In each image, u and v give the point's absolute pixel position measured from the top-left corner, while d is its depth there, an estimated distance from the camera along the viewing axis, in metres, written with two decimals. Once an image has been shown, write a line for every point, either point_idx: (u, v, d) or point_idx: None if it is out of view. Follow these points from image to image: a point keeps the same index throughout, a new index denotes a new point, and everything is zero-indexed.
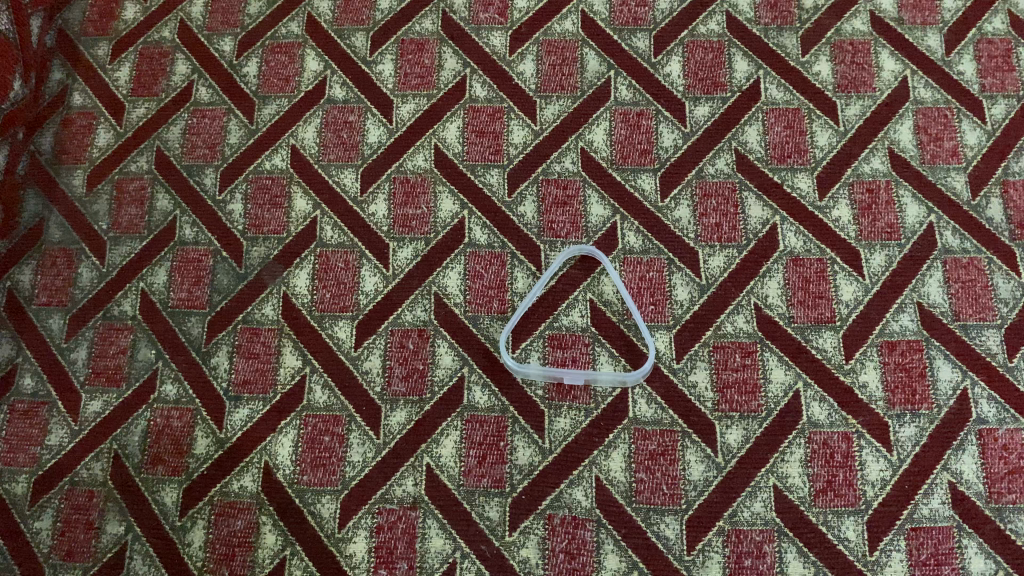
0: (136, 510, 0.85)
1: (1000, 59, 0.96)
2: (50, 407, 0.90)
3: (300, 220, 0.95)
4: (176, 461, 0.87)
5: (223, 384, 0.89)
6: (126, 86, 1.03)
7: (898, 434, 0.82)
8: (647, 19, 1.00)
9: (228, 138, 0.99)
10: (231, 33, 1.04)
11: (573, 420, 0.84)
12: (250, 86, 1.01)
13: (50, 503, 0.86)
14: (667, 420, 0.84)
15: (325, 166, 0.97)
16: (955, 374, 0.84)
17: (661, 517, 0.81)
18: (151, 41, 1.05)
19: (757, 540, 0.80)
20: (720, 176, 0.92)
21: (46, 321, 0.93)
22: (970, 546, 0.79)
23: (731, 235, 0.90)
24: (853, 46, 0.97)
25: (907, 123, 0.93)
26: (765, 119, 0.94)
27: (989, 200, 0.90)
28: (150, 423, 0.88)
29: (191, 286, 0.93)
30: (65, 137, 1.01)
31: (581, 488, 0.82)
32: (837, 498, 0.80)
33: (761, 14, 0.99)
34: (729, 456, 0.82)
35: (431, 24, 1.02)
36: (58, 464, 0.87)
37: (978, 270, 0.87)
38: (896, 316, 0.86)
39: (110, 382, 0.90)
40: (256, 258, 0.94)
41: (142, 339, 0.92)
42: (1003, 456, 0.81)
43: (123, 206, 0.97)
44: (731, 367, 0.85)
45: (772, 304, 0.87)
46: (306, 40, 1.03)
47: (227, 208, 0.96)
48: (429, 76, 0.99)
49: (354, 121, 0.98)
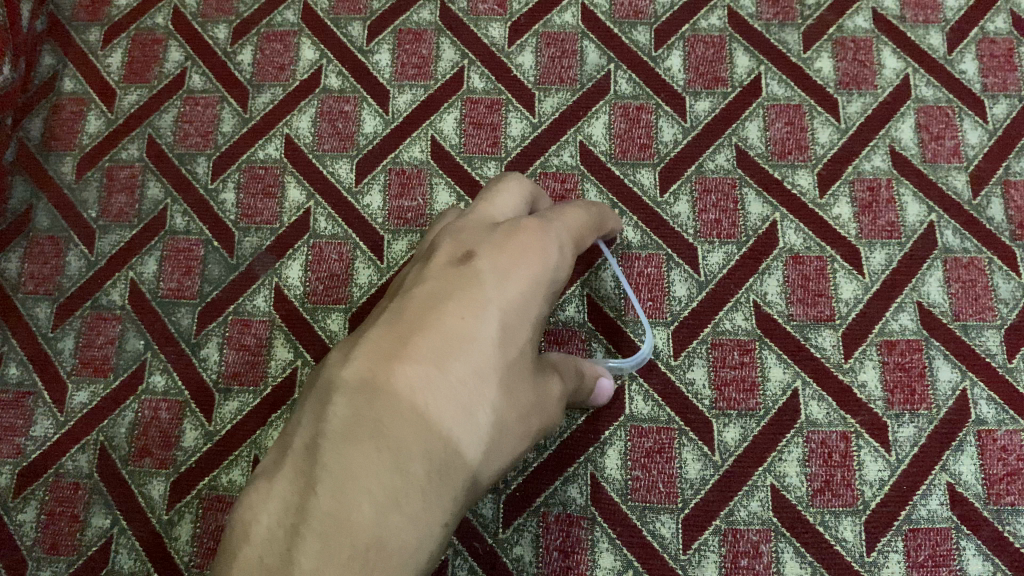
0: (122, 502, 0.84)
1: (1002, 58, 0.94)
2: (36, 397, 0.89)
3: (293, 211, 0.93)
4: (164, 454, 0.86)
5: (213, 376, 0.88)
6: (118, 72, 1.01)
7: (897, 434, 0.82)
8: (648, 12, 0.98)
9: (221, 127, 0.98)
10: (226, 20, 1.02)
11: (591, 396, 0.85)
12: (244, 74, 0.99)
13: (33, 494, 0.85)
14: (663, 417, 0.83)
15: (320, 156, 0.95)
16: (954, 375, 0.83)
17: (657, 515, 0.80)
18: (144, 28, 1.03)
19: (753, 539, 0.79)
20: (719, 172, 0.91)
21: (33, 310, 0.92)
22: (968, 547, 0.79)
23: (730, 231, 0.88)
24: (856, 43, 0.96)
25: (908, 121, 0.92)
26: (766, 115, 0.93)
27: (990, 200, 0.89)
28: (138, 414, 0.87)
29: (181, 276, 0.92)
30: (54, 123, 0.99)
31: (576, 485, 0.82)
32: (835, 498, 0.80)
33: (764, 9, 0.97)
34: (726, 455, 0.81)
35: (429, 14, 1.00)
36: (43, 455, 0.87)
37: (979, 271, 0.86)
38: (895, 315, 0.85)
39: (98, 372, 0.89)
40: (248, 249, 0.92)
41: (131, 329, 0.90)
42: (1002, 458, 0.81)
43: (114, 194, 0.96)
44: (729, 365, 0.84)
45: (771, 302, 0.86)
46: (302, 28, 1.01)
47: (219, 197, 0.95)
48: (426, 67, 0.98)
49: (350, 111, 0.97)
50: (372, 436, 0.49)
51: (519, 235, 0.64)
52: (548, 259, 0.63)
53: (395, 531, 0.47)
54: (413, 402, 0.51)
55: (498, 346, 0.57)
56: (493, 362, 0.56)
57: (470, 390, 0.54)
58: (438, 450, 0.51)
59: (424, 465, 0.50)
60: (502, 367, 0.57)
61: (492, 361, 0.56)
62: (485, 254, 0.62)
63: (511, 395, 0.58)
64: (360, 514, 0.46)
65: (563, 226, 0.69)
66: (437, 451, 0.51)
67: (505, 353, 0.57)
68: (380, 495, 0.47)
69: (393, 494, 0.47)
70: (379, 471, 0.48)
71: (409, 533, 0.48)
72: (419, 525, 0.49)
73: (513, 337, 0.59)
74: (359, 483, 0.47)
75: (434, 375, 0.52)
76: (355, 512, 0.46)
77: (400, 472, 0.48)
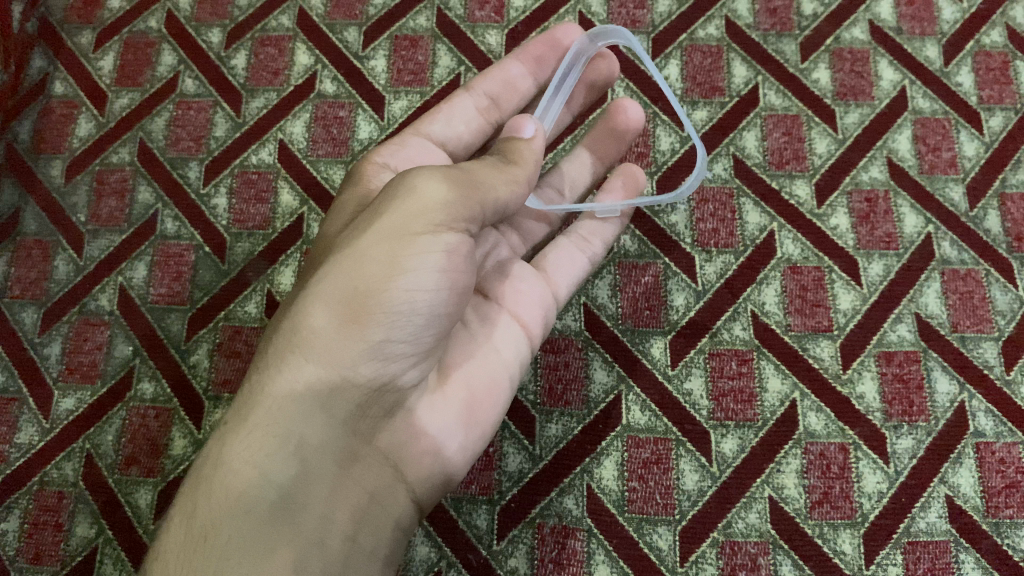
0: (108, 512, 0.83)
1: (998, 71, 0.94)
2: (21, 404, 0.87)
3: (286, 216, 0.92)
4: (151, 462, 0.84)
5: (202, 383, 0.86)
6: (109, 76, 1.00)
7: (895, 446, 0.81)
8: (645, 21, 0.98)
9: (213, 131, 0.96)
10: (220, 24, 1.01)
11: (580, 241, 0.79)
12: (237, 79, 0.98)
13: (17, 503, 0.84)
14: (661, 427, 0.82)
15: (313, 161, 0.94)
16: (952, 387, 0.83)
17: (653, 527, 0.79)
18: (137, 31, 1.01)
19: (752, 552, 0.78)
20: (717, 181, 0.90)
21: (19, 315, 0.90)
22: (967, 561, 0.78)
23: (728, 240, 0.88)
24: (852, 54, 0.96)
25: (905, 133, 0.92)
26: (764, 125, 0.93)
27: (987, 212, 0.89)
28: (125, 422, 0.86)
29: (171, 281, 0.90)
30: (43, 126, 0.97)
31: (571, 496, 0.80)
32: (834, 510, 0.79)
33: (761, 20, 0.97)
34: (724, 466, 0.80)
35: (425, 21, 0.99)
36: (27, 463, 0.85)
37: (976, 282, 0.86)
38: (893, 326, 0.85)
39: (85, 379, 0.88)
40: (240, 254, 0.91)
41: (119, 335, 0.89)
42: (1001, 470, 0.80)
43: (104, 198, 0.94)
44: (726, 375, 0.83)
45: (769, 312, 0.85)
46: (297, 33, 1.00)
47: (212, 202, 0.93)
48: (423, 73, 0.97)
49: (344, 116, 0.96)
50: (221, 445, 0.56)
51: (376, 155, 0.75)
52: (383, 163, 0.74)
53: (232, 513, 0.53)
54: (253, 393, 0.57)
55: (335, 268, 0.56)
56: (312, 285, 0.57)
57: (296, 332, 0.56)
58: (267, 421, 0.55)
59: (256, 438, 0.55)
60: (326, 281, 0.56)
61: (315, 283, 0.57)
62: (354, 176, 0.74)
63: (348, 296, 0.55)
64: (189, 512, 0.55)
65: (479, 82, 0.79)
66: (268, 420, 0.55)
67: (334, 261, 0.57)
68: (220, 485, 0.54)
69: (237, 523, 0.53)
70: (218, 464, 0.55)
71: (256, 504, 0.54)
72: (262, 496, 0.54)
73: (342, 242, 0.58)
74: (200, 484, 0.55)
75: (273, 360, 0.57)
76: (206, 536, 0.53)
77: (231, 460, 0.55)
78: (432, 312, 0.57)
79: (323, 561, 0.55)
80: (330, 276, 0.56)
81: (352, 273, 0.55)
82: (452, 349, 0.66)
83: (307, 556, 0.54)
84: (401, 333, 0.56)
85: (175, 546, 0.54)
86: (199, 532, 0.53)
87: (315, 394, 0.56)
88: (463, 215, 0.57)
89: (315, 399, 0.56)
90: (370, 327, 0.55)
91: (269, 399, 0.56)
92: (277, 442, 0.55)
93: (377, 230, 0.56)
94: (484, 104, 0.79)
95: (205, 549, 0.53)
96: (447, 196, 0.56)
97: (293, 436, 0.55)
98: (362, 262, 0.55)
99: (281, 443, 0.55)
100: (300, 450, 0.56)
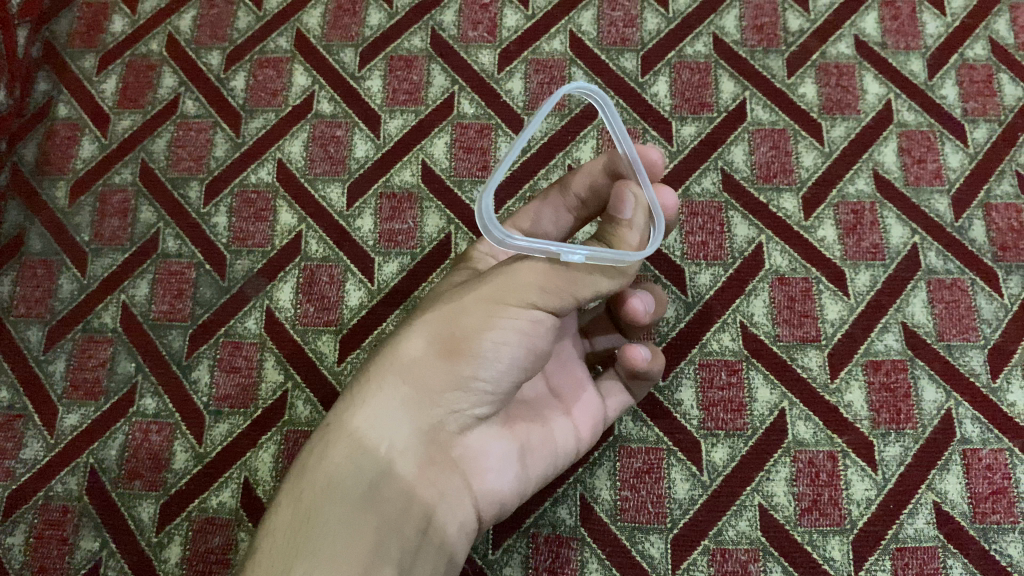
0: (112, 525, 0.85)
1: (981, 84, 0.96)
2: (27, 420, 0.89)
3: (285, 234, 0.94)
4: (154, 476, 0.86)
5: (203, 399, 0.88)
6: (112, 98, 1.02)
7: (883, 454, 0.82)
8: (635, 40, 1.00)
9: (214, 151, 0.99)
10: (220, 47, 1.04)
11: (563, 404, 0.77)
12: (237, 100, 1.01)
13: (23, 518, 0.86)
14: (652, 437, 0.83)
15: (311, 180, 0.96)
16: (939, 395, 0.84)
17: (646, 536, 0.81)
18: (139, 54, 1.04)
19: (742, 559, 0.80)
20: (705, 195, 0.92)
21: (24, 332, 0.92)
22: (955, 566, 0.79)
23: (717, 253, 0.90)
24: (838, 69, 0.98)
25: (890, 145, 0.94)
26: (752, 139, 0.94)
27: (972, 222, 0.90)
28: (129, 436, 0.88)
29: (172, 298, 0.92)
30: (47, 148, 1.00)
31: (565, 506, 0.82)
32: (822, 517, 0.80)
33: (748, 36, 0.99)
34: (714, 475, 0.82)
35: (420, 41, 1.02)
36: (33, 478, 0.87)
37: (961, 291, 0.88)
38: (880, 336, 0.86)
39: (88, 395, 0.89)
40: (240, 272, 0.93)
41: (122, 352, 0.91)
42: (988, 477, 0.81)
43: (106, 218, 0.97)
44: (716, 386, 0.85)
45: (758, 323, 0.87)
46: (295, 55, 1.02)
47: (212, 221, 0.95)
48: (417, 92, 0.99)
49: (341, 135, 0.98)
50: (322, 443, 0.62)
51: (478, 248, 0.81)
52: (484, 253, 0.79)
53: (331, 498, 0.59)
54: (352, 400, 0.64)
55: (439, 313, 0.63)
56: (416, 323, 0.64)
57: (397, 356, 0.63)
58: (365, 428, 0.62)
59: (355, 441, 0.62)
60: (428, 319, 0.64)
61: (420, 319, 0.64)
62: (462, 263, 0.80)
63: (446, 333, 0.62)
64: (293, 498, 0.61)
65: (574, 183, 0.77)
66: (365, 427, 0.62)
67: (439, 308, 0.64)
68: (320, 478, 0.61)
69: (336, 510, 0.59)
70: (320, 458, 0.62)
71: (348, 497, 0.60)
72: (356, 486, 0.60)
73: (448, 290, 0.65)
74: (304, 473, 0.62)
75: (373, 378, 0.64)
76: (314, 519, 0.58)
77: (333, 454, 0.61)
78: (516, 363, 0.63)
79: (400, 551, 0.60)
80: (435, 319, 0.63)
81: (454, 318, 0.62)
82: (518, 410, 0.72)
83: (386, 544, 0.59)
84: (488, 372, 0.62)
85: (281, 527, 0.59)
86: (300, 517, 0.59)
87: (404, 407, 0.62)
88: (555, 300, 0.60)
89: (405, 412, 0.62)
90: (463, 362, 0.61)
91: (365, 410, 0.63)
92: (372, 445, 0.61)
93: (478, 291, 0.62)
94: (575, 204, 0.78)
95: (306, 528, 0.58)
96: (544, 277, 0.60)
97: (384, 438, 0.62)
98: (463, 312, 0.62)
99: (376, 446, 0.61)
100: (389, 455, 0.62)
